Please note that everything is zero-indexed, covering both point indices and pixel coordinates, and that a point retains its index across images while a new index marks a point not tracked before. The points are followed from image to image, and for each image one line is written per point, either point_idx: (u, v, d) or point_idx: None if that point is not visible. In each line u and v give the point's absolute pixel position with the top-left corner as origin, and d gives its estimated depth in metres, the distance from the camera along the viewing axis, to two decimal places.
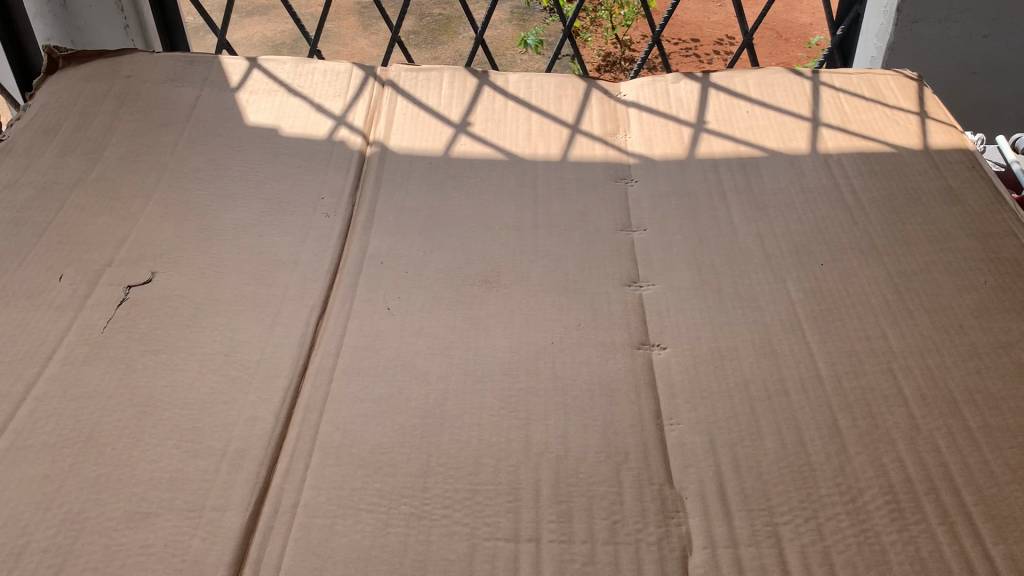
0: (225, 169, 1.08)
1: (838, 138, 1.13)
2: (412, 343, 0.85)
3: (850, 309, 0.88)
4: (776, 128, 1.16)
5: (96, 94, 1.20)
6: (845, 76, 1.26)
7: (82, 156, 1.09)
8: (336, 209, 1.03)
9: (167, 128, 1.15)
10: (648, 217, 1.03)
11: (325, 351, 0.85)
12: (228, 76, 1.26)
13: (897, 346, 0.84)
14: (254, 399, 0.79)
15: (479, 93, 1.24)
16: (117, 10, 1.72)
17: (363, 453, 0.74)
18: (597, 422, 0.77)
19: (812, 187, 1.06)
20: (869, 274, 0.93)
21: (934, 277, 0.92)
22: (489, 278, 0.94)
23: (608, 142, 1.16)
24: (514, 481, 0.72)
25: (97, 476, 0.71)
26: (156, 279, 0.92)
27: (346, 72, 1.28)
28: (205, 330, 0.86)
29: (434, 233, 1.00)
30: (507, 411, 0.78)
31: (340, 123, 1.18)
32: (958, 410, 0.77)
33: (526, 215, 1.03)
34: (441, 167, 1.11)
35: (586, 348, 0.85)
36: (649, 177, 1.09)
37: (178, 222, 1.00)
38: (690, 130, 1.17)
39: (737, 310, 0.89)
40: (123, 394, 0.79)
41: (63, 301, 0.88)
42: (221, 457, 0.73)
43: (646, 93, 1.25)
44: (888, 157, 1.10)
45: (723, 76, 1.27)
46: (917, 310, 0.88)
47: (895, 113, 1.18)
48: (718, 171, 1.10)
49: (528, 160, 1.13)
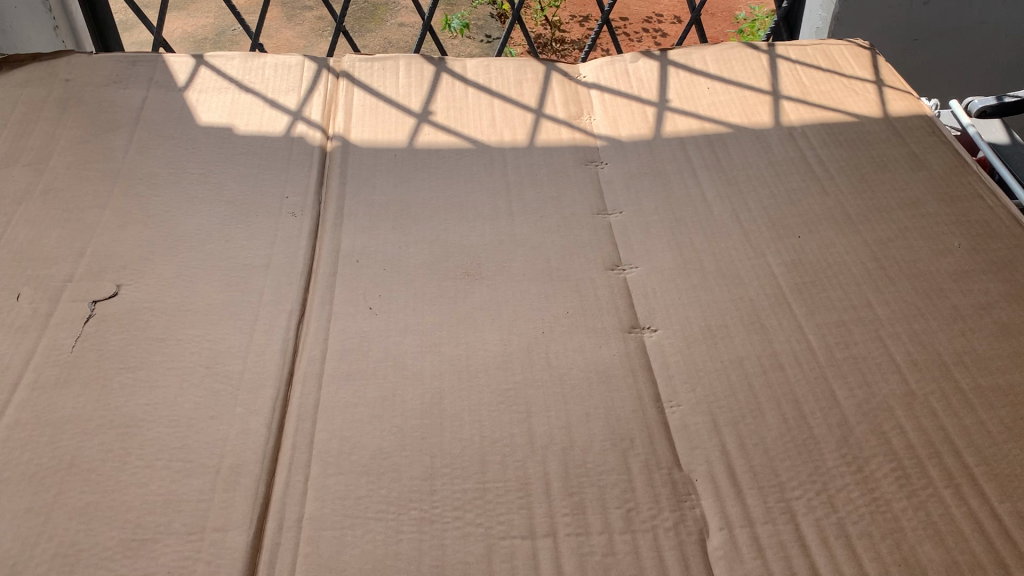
0: (182, 173, 1.04)
1: (800, 110, 1.14)
2: (400, 342, 0.83)
3: (833, 280, 0.89)
4: (738, 103, 1.17)
5: (34, 100, 1.14)
6: (799, 47, 1.27)
7: (26, 166, 1.03)
8: (303, 208, 1.00)
9: (115, 132, 1.09)
10: (622, 200, 1.02)
11: (311, 355, 0.82)
12: (173, 75, 1.20)
13: (882, 314, 0.85)
14: (243, 412, 0.76)
15: (437, 81, 1.22)
16: (44, 10, 1.64)
17: (363, 460, 0.72)
18: (598, 410, 0.76)
19: (781, 160, 1.06)
20: (846, 244, 0.94)
21: (910, 242, 0.93)
22: (470, 271, 0.92)
23: (573, 125, 1.15)
24: (523, 477, 0.70)
25: (86, 505, 0.67)
26: (123, 292, 0.87)
27: (298, 65, 1.24)
28: (181, 342, 0.82)
29: (407, 227, 0.98)
30: (506, 406, 0.77)
31: (297, 119, 1.14)
32: (950, 373, 0.78)
33: (500, 205, 1.01)
34: (408, 158, 1.08)
35: (577, 335, 0.84)
36: (618, 158, 1.09)
37: (137, 231, 0.95)
38: (654, 110, 1.16)
39: (722, 287, 0.89)
40: (102, 416, 0.75)
41: (24, 321, 0.84)
42: (216, 475, 0.70)
43: (606, 74, 1.24)
44: (851, 126, 1.11)
45: (681, 53, 1.27)
46: (898, 277, 0.89)
47: (853, 83, 1.19)
48: (687, 149, 1.09)
49: (495, 147, 1.11)
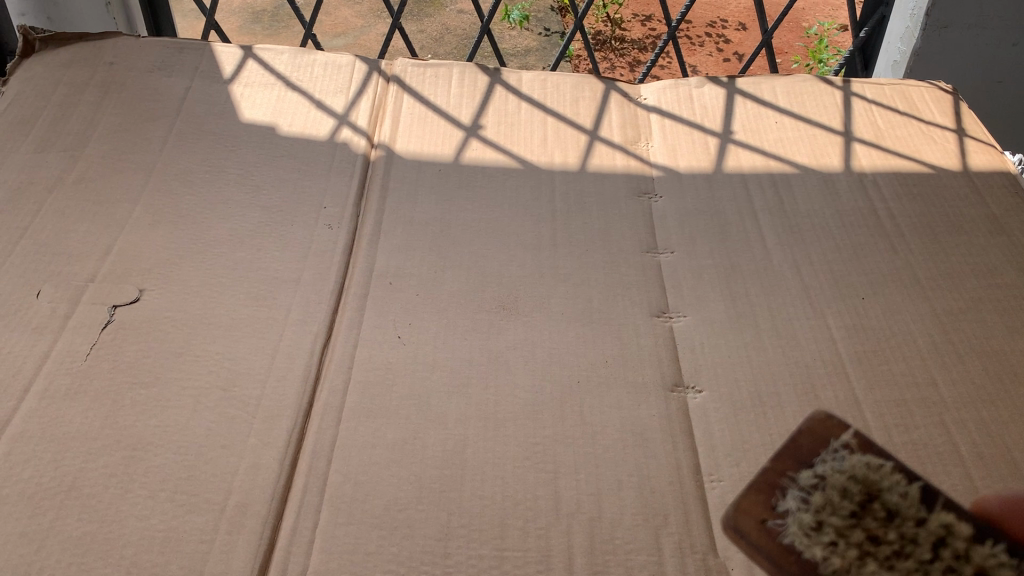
0: (219, 172, 1.00)
1: (872, 156, 1.07)
2: (426, 379, 0.79)
3: (896, 351, 0.83)
4: (808, 141, 1.10)
5: (76, 82, 1.10)
6: (877, 86, 1.19)
7: (61, 152, 1.00)
8: (339, 220, 0.95)
9: (155, 123, 1.06)
10: (675, 239, 0.96)
11: (332, 386, 0.77)
12: (220, 66, 1.16)
13: (947, 396, 0.78)
14: (256, 443, 0.72)
15: (491, 93, 1.16)
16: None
17: (376, 511, 0.68)
18: (631, 478, 0.71)
19: (848, 210, 1.00)
20: (914, 311, 0.87)
21: (983, 316, 0.86)
22: (507, 305, 0.87)
23: (629, 151, 1.09)
24: (545, 548, 0.66)
25: (82, 535, 0.64)
26: (145, 297, 0.84)
27: (348, 65, 1.19)
28: (200, 359, 0.78)
29: (446, 251, 0.93)
30: (533, 463, 0.72)
31: (343, 123, 1.09)
32: (1020, 471, 0.72)
33: (545, 233, 0.96)
34: (453, 174, 1.03)
35: (615, 389, 0.79)
36: (674, 192, 1.03)
37: (166, 232, 0.91)
38: (717, 141, 1.10)
39: (775, 348, 0.83)
40: (110, 435, 0.71)
41: (41, 322, 0.80)
42: (220, 513, 0.66)
43: (668, 98, 1.18)
44: (927, 179, 1.04)
45: (750, 81, 1.20)
46: (967, 354, 0.82)
47: (931, 129, 1.12)
48: (749, 188, 1.03)
49: (545, 170, 1.05)
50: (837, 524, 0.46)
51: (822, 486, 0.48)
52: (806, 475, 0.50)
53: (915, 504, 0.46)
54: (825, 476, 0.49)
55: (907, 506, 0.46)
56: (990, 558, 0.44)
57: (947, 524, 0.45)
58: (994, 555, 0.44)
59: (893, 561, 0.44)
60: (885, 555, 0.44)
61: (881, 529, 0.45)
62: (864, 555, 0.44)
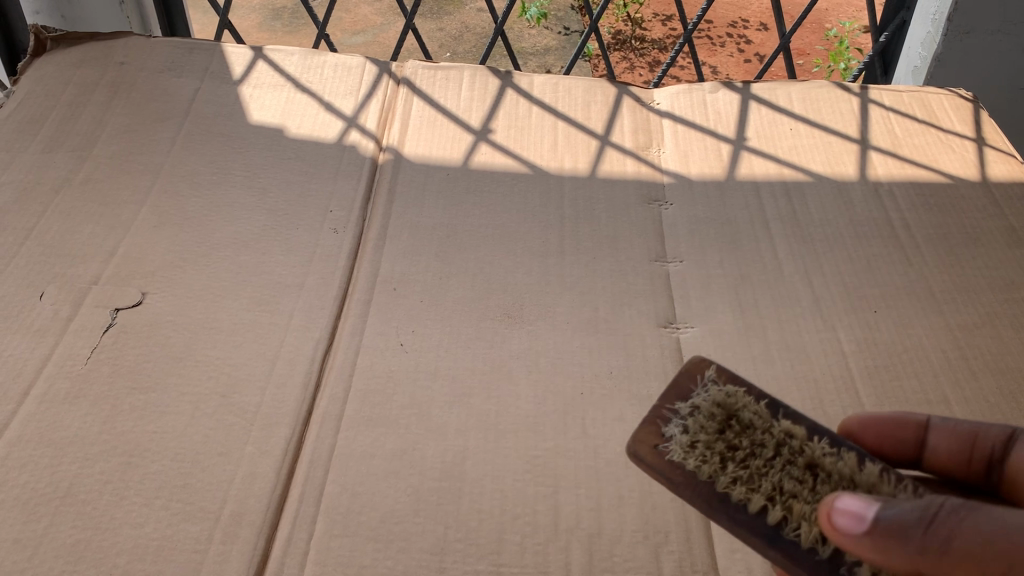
0: (226, 174, 0.99)
1: (889, 165, 1.05)
2: (427, 388, 0.78)
3: (908, 367, 0.81)
4: (823, 149, 1.08)
5: (86, 82, 1.10)
6: (895, 92, 1.17)
7: (69, 153, 1.00)
8: (345, 225, 0.94)
9: (164, 124, 1.05)
10: (685, 248, 0.95)
11: (332, 395, 0.76)
12: (230, 66, 1.16)
13: (960, 413, 0.76)
14: (253, 452, 0.71)
15: (501, 96, 1.15)
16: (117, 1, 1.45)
17: (372, 522, 0.67)
18: (632, 493, 0.70)
19: (862, 220, 0.98)
20: (928, 325, 0.85)
21: (999, 331, 0.84)
22: (511, 313, 0.86)
23: (640, 157, 1.08)
24: (542, 564, 0.65)
25: (76, 542, 0.64)
26: (148, 301, 0.83)
27: (358, 67, 1.18)
28: (200, 364, 0.78)
29: (451, 256, 0.92)
30: (533, 476, 0.71)
31: (351, 125, 1.08)
32: None
33: (553, 239, 0.95)
34: (461, 179, 1.02)
35: (619, 402, 0.78)
36: (685, 200, 1.01)
37: (171, 234, 0.91)
38: (729, 148, 1.08)
39: (783, 361, 0.82)
40: (107, 441, 0.71)
41: (43, 324, 0.80)
42: (215, 523, 0.66)
43: (682, 103, 1.16)
44: (944, 188, 1.02)
45: (765, 87, 1.18)
46: (981, 371, 0.80)
47: (950, 138, 1.10)
48: (761, 196, 1.01)
49: (554, 175, 1.04)
50: (706, 441, 0.62)
51: (696, 412, 0.65)
52: (683, 403, 0.66)
53: (764, 419, 0.64)
54: (697, 403, 0.65)
55: (755, 419, 0.64)
56: (820, 450, 0.62)
57: (788, 430, 0.63)
58: (823, 448, 0.62)
59: (748, 461, 0.61)
60: (740, 458, 0.61)
61: (737, 439, 0.63)
62: (726, 460, 0.61)
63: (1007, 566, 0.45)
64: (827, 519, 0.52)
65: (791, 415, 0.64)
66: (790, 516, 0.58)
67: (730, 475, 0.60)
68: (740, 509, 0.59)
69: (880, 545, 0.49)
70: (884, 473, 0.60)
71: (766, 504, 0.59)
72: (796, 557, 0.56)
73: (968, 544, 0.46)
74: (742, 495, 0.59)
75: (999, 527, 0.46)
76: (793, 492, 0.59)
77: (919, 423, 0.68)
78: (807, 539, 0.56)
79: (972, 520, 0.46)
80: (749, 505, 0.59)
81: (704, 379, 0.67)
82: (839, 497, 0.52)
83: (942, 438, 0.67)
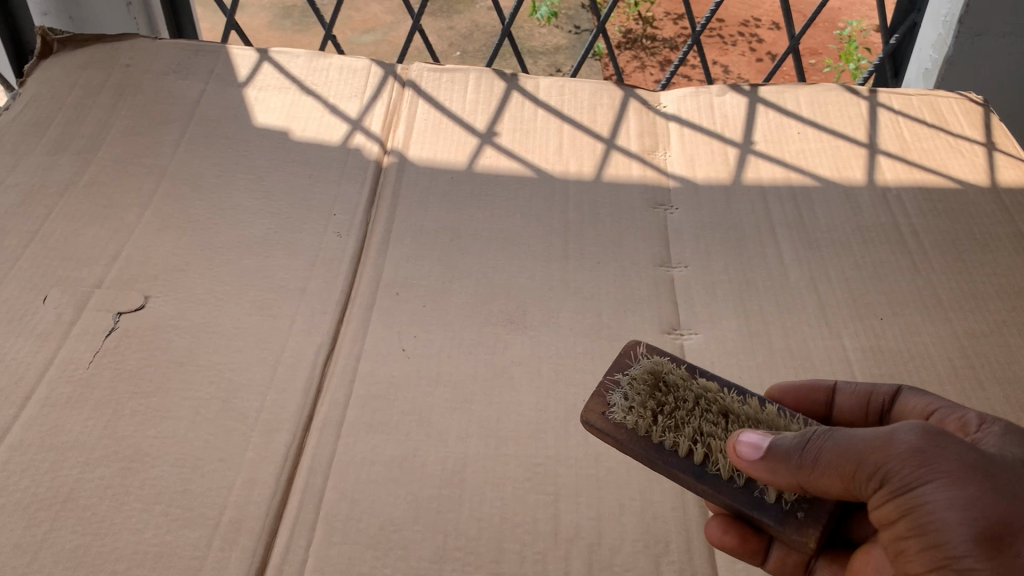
0: (229, 177, 0.99)
1: (897, 169, 1.05)
2: (428, 394, 0.77)
3: (913, 375, 0.80)
4: (830, 153, 1.07)
5: (91, 85, 1.10)
6: (904, 95, 1.16)
7: (74, 156, 1.00)
8: (348, 228, 0.94)
9: (169, 126, 1.06)
10: (690, 253, 0.94)
11: (333, 400, 0.76)
12: (236, 68, 1.16)
13: None
14: (253, 458, 0.71)
15: (507, 99, 1.15)
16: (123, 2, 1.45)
17: (371, 530, 0.67)
18: (634, 502, 0.70)
19: (870, 226, 0.97)
20: (935, 333, 0.84)
21: (1007, 339, 0.83)
22: (514, 319, 0.86)
23: (645, 160, 1.07)
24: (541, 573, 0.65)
25: (75, 548, 0.64)
26: (150, 304, 0.83)
27: (364, 69, 1.18)
28: (201, 369, 0.78)
29: (455, 261, 0.91)
30: (533, 484, 0.71)
31: (356, 128, 1.08)
32: None
33: (557, 244, 0.95)
34: (466, 182, 1.02)
35: None
36: (690, 204, 1.01)
37: (175, 237, 0.91)
38: (736, 152, 1.08)
39: (787, 369, 0.81)
40: (107, 446, 0.71)
41: (45, 328, 0.80)
42: (214, 529, 0.66)
43: (688, 106, 1.16)
44: (953, 194, 1.01)
45: (773, 89, 1.17)
46: (988, 380, 0.80)
47: (959, 142, 1.09)
48: (768, 201, 1.01)
49: (559, 179, 1.04)
50: (640, 401, 0.69)
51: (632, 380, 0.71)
52: (620, 373, 0.72)
53: (685, 380, 0.72)
54: (631, 372, 0.72)
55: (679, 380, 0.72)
56: (731, 400, 0.70)
57: (705, 387, 0.71)
58: (734, 398, 0.70)
59: (674, 413, 0.69)
60: (668, 412, 0.69)
61: (665, 398, 0.70)
62: (657, 416, 0.69)
63: (854, 471, 0.54)
64: (732, 450, 0.61)
65: (706, 376, 0.73)
66: (712, 455, 0.65)
67: (662, 427, 0.67)
68: (671, 454, 0.66)
69: (772, 467, 0.58)
70: (781, 412, 0.69)
71: (691, 448, 0.66)
72: (719, 487, 0.64)
73: (830, 457, 0.55)
74: (672, 442, 0.66)
75: (849, 442, 0.55)
76: (712, 434, 0.67)
77: (827, 388, 0.72)
78: (726, 471, 0.64)
79: (834, 439, 0.56)
80: (678, 450, 0.66)
81: (636, 354, 0.74)
82: (743, 432, 0.61)
83: (846, 399, 0.71)
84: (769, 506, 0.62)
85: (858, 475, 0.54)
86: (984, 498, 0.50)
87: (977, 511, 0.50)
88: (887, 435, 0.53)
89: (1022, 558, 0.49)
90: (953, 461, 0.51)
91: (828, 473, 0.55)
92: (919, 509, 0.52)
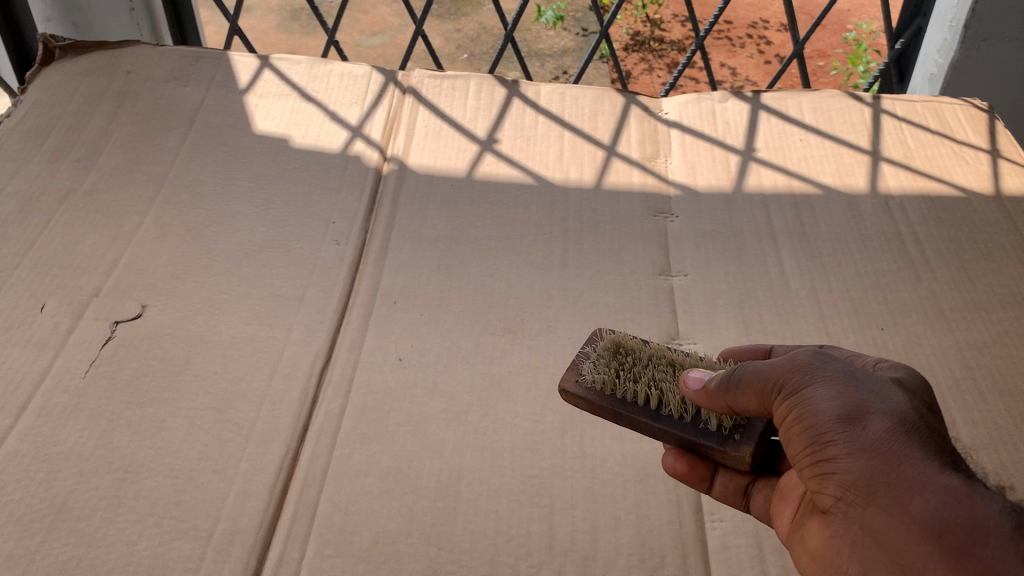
0: (229, 185, 0.99)
1: (900, 177, 1.04)
2: (424, 405, 0.77)
3: None
4: (832, 160, 1.06)
5: (93, 91, 1.11)
6: (908, 102, 1.15)
7: (74, 163, 1.00)
8: (347, 237, 0.94)
9: (169, 133, 1.06)
10: (690, 261, 0.94)
11: (328, 411, 0.76)
12: (237, 75, 1.16)
13: (967, 433, 0.75)
14: (247, 469, 0.71)
15: (507, 106, 1.14)
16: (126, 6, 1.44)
17: (364, 543, 0.66)
18: (629, 515, 0.69)
19: (872, 235, 0.96)
20: (936, 344, 0.83)
21: (1010, 351, 0.82)
22: (513, 328, 0.85)
23: (646, 168, 1.06)
24: None
25: (67, 559, 0.63)
26: (148, 313, 0.83)
27: (365, 76, 1.17)
28: (198, 379, 0.77)
29: (453, 269, 0.91)
30: (529, 497, 0.70)
31: (356, 136, 1.08)
32: None
33: (556, 253, 0.94)
34: (465, 189, 1.01)
35: None
36: (691, 212, 1.00)
37: (173, 245, 0.91)
38: (738, 159, 1.07)
39: None
40: (102, 457, 0.71)
41: (43, 337, 0.80)
42: (207, 541, 0.65)
43: (690, 113, 1.15)
44: (956, 202, 1.00)
45: (775, 96, 1.16)
46: (989, 392, 0.79)
47: (964, 150, 1.08)
48: (769, 209, 1.00)
49: (559, 186, 1.03)
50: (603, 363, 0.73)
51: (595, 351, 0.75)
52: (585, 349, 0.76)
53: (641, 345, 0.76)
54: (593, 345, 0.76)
55: (633, 342, 0.75)
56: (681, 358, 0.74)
57: (658, 349, 0.76)
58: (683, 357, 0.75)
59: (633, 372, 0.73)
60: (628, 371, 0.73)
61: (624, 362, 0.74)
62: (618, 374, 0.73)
63: (760, 386, 0.58)
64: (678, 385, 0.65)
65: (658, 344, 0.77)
66: (665, 398, 0.69)
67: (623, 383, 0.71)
68: (630, 403, 0.70)
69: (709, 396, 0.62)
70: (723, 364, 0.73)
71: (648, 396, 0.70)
72: (671, 424, 0.68)
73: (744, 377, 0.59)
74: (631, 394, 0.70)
75: (761, 364, 0.59)
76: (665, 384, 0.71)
77: (764, 351, 0.73)
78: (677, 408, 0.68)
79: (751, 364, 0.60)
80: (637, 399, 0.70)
81: (600, 335, 0.78)
82: (690, 371, 0.66)
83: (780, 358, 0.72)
84: (711, 432, 0.66)
85: (763, 389, 0.58)
86: (853, 390, 0.54)
87: (844, 398, 0.53)
88: (789, 356, 0.58)
89: (870, 430, 0.52)
90: (831, 367, 0.55)
91: (740, 391, 0.59)
92: (799, 401, 0.55)
